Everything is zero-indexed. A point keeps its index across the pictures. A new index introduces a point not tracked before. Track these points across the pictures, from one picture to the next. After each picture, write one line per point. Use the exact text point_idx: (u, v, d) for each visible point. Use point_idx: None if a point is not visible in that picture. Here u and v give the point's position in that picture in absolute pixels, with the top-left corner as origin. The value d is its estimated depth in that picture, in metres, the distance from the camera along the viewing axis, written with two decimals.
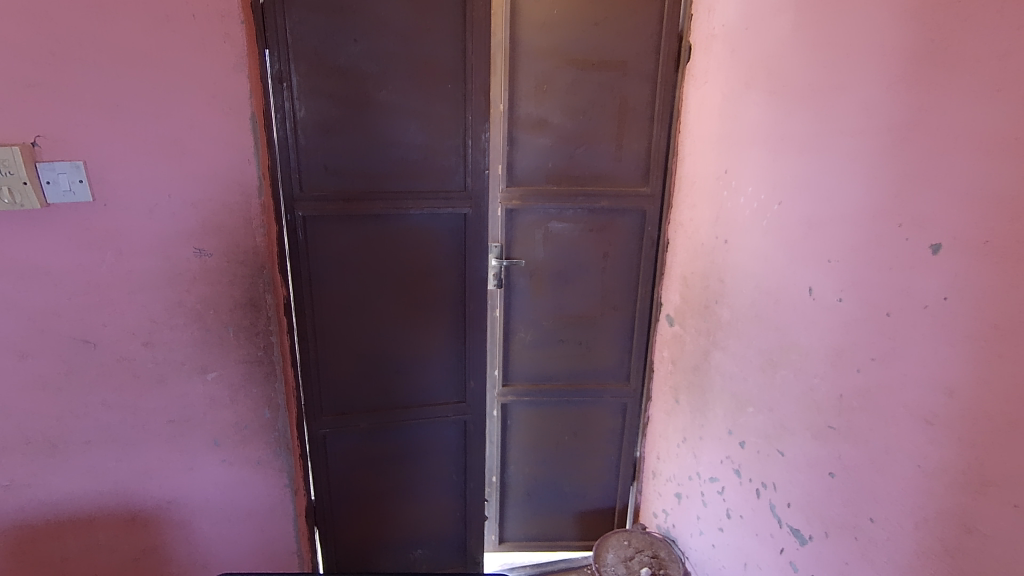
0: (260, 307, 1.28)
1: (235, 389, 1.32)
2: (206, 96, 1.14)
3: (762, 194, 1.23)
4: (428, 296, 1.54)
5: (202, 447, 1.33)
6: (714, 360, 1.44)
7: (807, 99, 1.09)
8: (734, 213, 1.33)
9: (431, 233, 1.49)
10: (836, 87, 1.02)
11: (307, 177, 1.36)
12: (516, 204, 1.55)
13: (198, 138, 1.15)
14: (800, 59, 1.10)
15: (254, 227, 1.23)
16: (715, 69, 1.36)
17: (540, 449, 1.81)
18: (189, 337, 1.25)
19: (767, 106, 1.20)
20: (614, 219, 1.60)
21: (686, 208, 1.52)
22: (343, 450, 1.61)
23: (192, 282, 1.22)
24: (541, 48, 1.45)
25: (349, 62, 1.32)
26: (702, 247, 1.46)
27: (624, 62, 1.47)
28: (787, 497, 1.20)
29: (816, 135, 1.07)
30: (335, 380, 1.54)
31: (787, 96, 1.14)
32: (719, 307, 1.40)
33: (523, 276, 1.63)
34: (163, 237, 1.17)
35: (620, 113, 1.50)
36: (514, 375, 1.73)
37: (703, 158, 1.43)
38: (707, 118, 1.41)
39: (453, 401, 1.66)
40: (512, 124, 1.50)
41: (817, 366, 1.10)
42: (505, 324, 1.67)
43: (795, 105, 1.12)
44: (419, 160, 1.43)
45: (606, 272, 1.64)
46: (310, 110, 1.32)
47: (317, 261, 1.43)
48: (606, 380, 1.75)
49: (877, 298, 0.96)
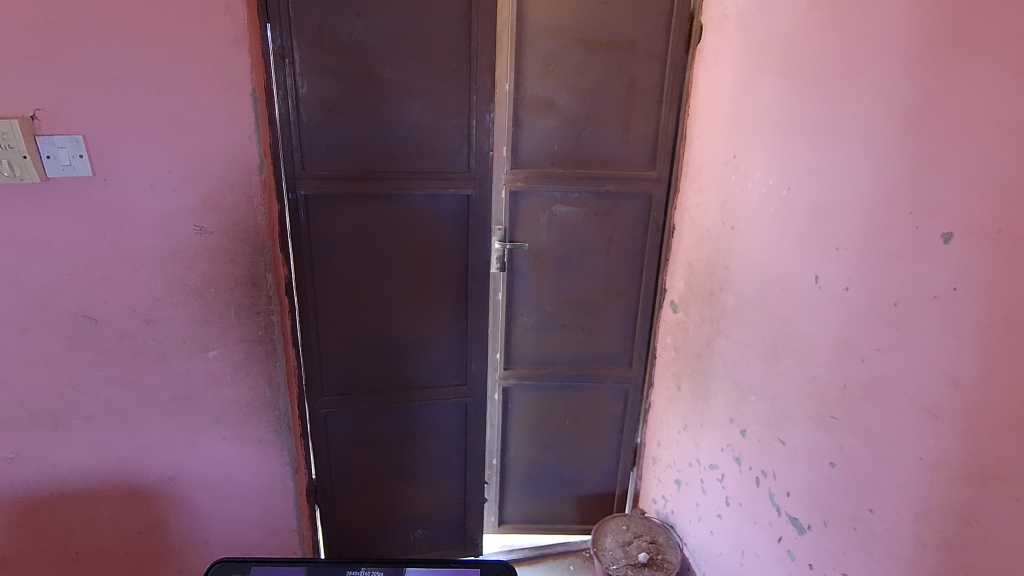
0: (260, 286, 1.28)
1: (236, 367, 1.32)
2: (207, 71, 1.12)
3: (770, 180, 1.20)
4: (430, 277, 1.53)
5: (203, 425, 1.34)
6: (717, 347, 1.42)
7: (821, 81, 1.05)
8: (741, 199, 1.30)
9: (434, 214, 1.48)
10: (850, 71, 0.99)
11: (309, 155, 1.35)
12: (520, 186, 1.53)
13: (198, 114, 1.14)
14: (814, 40, 1.06)
15: (255, 206, 1.22)
16: (726, 50, 1.33)
17: (541, 433, 1.81)
18: (189, 315, 1.25)
19: (777, 90, 1.17)
20: (619, 204, 1.57)
21: (693, 194, 1.50)
22: (344, 430, 1.62)
23: (193, 260, 1.21)
24: (548, 26, 1.41)
25: (352, 39, 1.29)
26: (708, 234, 1.44)
27: (634, 42, 1.43)
28: (786, 485, 1.19)
29: (827, 120, 1.04)
30: (336, 360, 1.54)
31: (799, 78, 1.10)
32: (724, 295, 1.38)
33: (526, 259, 1.61)
34: (164, 214, 1.16)
35: (628, 94, 1.47)
36: (516, 359, 1.72)
37: (712, 142, 1.40)
38: (716, 101, 1.38)
39: (454, 384, 1.66)
40: (517, 104, 1.47)
41: (822, 356, 1.08)
42: (507, 308, 1.66)
43: (807, 88, 1.09)
44: (422, 140, 1.41)
45: (610, 257, 1.62)
46: (312, 87, 1.30)
47: (318, 240, 1.42)
48: (608, 365, 1.74)
49: (884, 288, 0.94)
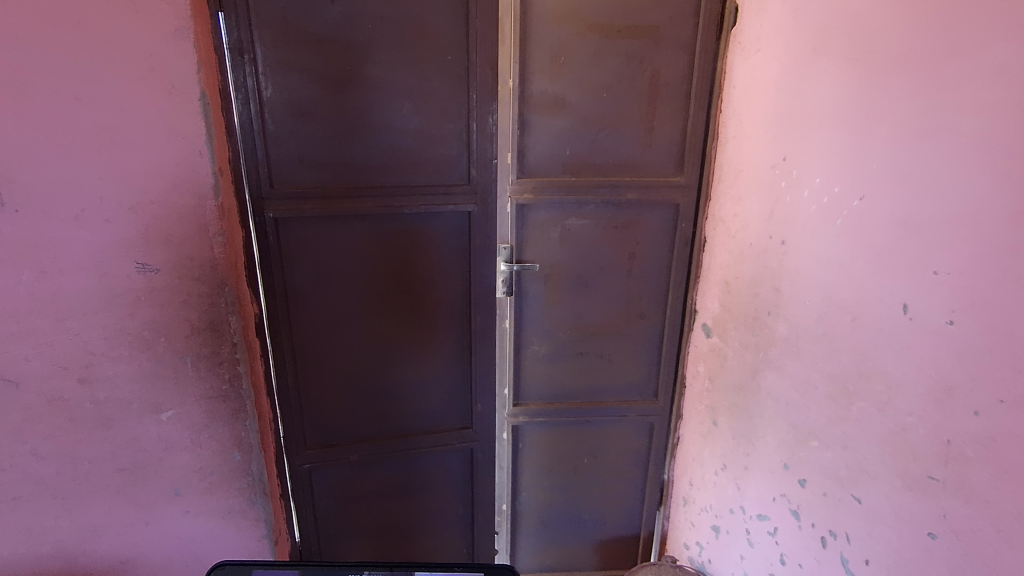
0: (223, 331, 1.07)
1: (197, 429, 1.10)
2: (140, 70, 0.89)
3: (835, 187, 0.99)
4: (427, 307, 1.33)
5: (160, 499, 1.10)
6: (764, 381, 1.22)
7: (907, 65, 0.84)
8: (795, 209, 1.10)
9: (431, 234, 1.27)
10: (951, 55, 0.78)
11: (278, 171, 1.13)
12: (528, 198, 1.30)
13: (134, 125, 0.90)
14: (892, 16, 0.86)
15: (211, 237, 1.02)
16: (771, 33, 1.12)
17: (555, 474, 1.60)
18: (136, 371, 1.01)
19: (843, 82, 0.96)
20: (642, 215, 1.36)
21: (729, 202, 1.29)
22: (330, 486, 1.40)
23: (136, 305, 0.98)
24: (558, 12, 1.18)
25: (325, 30, 1.07)
26: (750, 249, 1.23)
27: (657, 27, 1.22)
28: (863, 551, 0.99)
29: (917, 113, 0.83)
30: (319, 406, 1.32)
31: (873, 66, 0.90)
32: (773, 320, 1.18)
33: (536, 282, 1.38)
34: (96, 249, 0.92)
35: (651, 89, 1.26)
36: (525, 394, 1.49)
37: (753, 143, 1.20)
38: (759, 93, 1.17)
39: (457, 427, 1.46)
40: (523, 103, 1.23)
41: (914, 403, 0.87)
42: (516, 337, 1.42)
43: (885, 76, 0.88)
44: (412, 149, 1.20)
45: (632, 276, 1.42)
46: (278, 89, 1.08)
47: (293, 270, 1.20)
48: (630, 396, 1.54)
49: (1007, 324, 0.73)
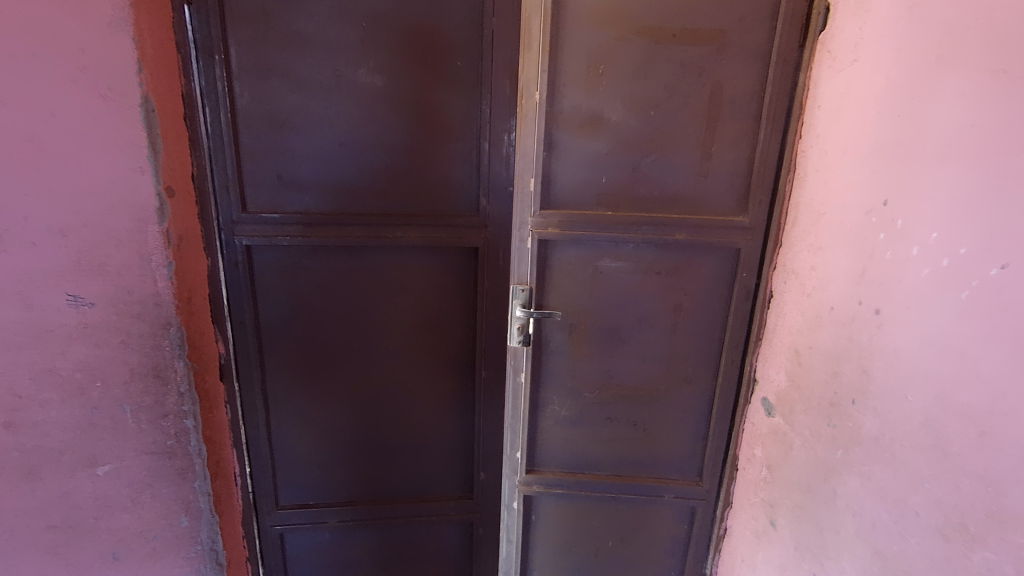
0: (167, 377, 0.91)
1: (138, 488, 0.93)
2: (71, 69, 0.74)
3: (960, 245, 0.70)
4: (427, 359, 1.17)
5: (96, 563, 0.93)
6: (842, 487, 0.92)
7: None
8: (896, 271, 0.81)
9: (425, 273, 1.12)
10: None
11: (253, 191, 1.01)
12: (553, 233, 1.07)
13: (63, 132, 0.75)
14: None
15: (154, 267, 0.86)
16: (873, 38, 0.85)
17: (573, 556, 1.34)
18: (71, 418, 0.85)
19: (965, 99, 0.69)
20: (692, 260, 1.11)
21: (805, 251, 1.02)
22: (305, 552, 1.26)
23: (68, 344, 0.82)
24: (597, 11, 0.96)
25: (310, 29, 0.95)
26: (830, 314, 0.95)
27: (722, 31, 0.98)
28: None
29: None
30: (295, 455, 1.19)
31: (1002, 81, 0.64)
32: (859, 412, 0.88)
33: (559, 332, 1.15)
34: (20, 275, 0.76)
35: (709, 107, 1.02)
36: (540, 460, 1.26)
37: (841, 178, 0.92)
38: (854, 115, 0.89)
39: (455, 497, 1.30)
40: (550, 120, 1.02)
41: None
42: (532, 395, 1.19)
43: (1011, 91, 0.63)
44: (412, 170, 1.05)
45: (676, 331, 1.16)
46: (254, 96, 0.96)
47: (267, 306, 1.08)
48: (668, 474, 1.28)
49: None
